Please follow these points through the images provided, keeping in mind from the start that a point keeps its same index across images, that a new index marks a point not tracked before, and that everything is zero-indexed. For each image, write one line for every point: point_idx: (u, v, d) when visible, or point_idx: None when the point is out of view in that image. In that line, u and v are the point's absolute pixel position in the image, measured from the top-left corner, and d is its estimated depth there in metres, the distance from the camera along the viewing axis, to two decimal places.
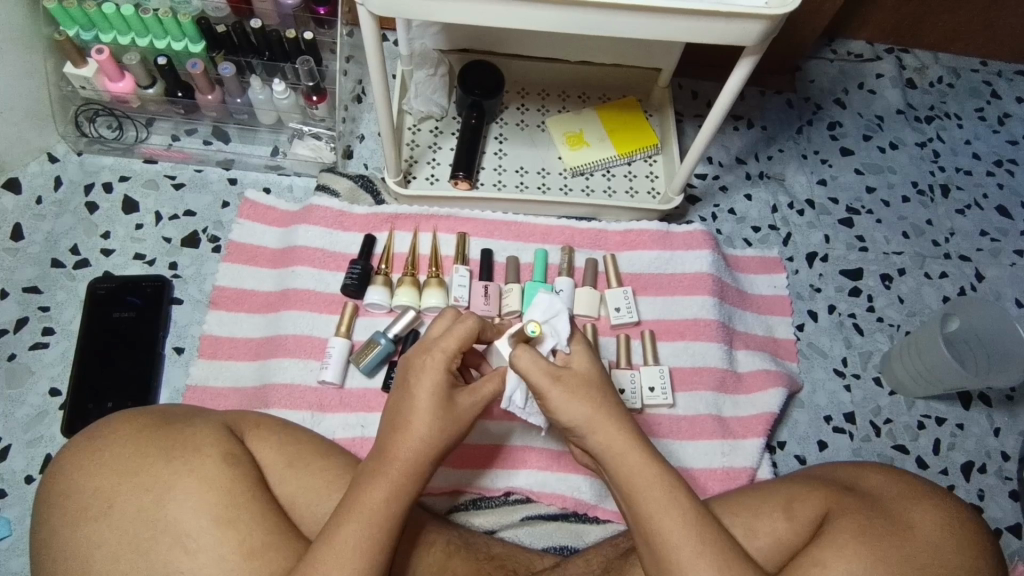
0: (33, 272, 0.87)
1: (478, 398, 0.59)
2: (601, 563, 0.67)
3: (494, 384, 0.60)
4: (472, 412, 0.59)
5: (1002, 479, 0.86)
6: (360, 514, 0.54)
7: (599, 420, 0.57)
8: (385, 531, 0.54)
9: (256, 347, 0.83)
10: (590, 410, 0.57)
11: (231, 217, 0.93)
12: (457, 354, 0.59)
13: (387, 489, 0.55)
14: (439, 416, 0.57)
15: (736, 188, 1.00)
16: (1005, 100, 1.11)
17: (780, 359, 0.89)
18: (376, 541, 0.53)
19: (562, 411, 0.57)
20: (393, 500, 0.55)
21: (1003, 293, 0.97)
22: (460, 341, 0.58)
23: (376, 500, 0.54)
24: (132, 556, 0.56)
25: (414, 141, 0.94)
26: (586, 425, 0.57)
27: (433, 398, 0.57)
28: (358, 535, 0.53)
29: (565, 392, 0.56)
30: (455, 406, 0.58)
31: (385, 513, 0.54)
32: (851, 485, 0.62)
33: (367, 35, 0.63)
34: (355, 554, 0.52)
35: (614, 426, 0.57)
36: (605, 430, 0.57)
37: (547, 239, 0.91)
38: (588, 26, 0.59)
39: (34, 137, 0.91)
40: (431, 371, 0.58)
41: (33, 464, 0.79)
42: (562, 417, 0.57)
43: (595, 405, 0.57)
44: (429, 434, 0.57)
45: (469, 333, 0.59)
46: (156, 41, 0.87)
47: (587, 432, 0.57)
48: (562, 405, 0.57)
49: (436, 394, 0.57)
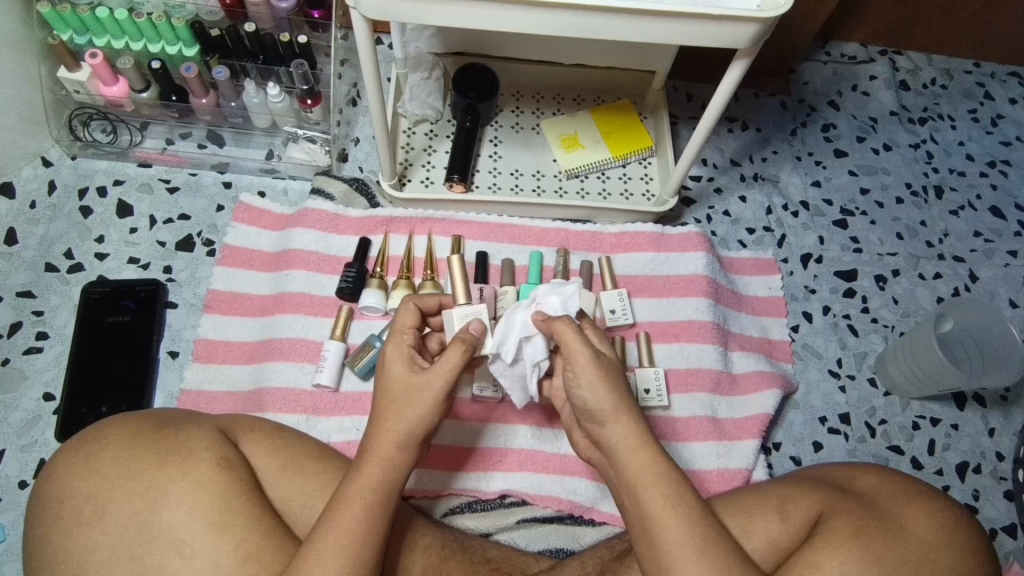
0: (28, 276, 0.87)
1: (440, 375, 0.56)
2: (597, 564, 0.67)
3: (450, 355, 0.56)
4: (435, 388, 0.56)
5: (997, 479, 0.86)
6: (345, 513, 0.54)
7: (621, 411, 0.57)
8: (371, 530, 0.54)
9: (251, 351, 0.83)
10: (615, 397, 0.57)
11: (225, 220, 0.93)
12: (411, 330, 0.61)
13: (375, 490, 0.55)
14: (402, 400, 0.57)
15: (731, 190, 1.01)
16: (999, 101, 1.11)
17: (775, 360, 0.89)
18: (364, 540, 0.54)
19: (591, 392, 0.57)
20: (378, 500, 0.55)
21: (997, 293, 0.97)
22: (412, 318, 0.61)
23: (361, 500, 0.55)
24: (127, 561, 0.56)
25: (409, 144, 0.95)
26: (609, 413, 0.57)
27: (397, 385, 0.57)
28: (348, 534, 0.53)
29: (598, 371, 0.57)
30: (414, 387, 0.57)
31: (369, 512, 0.54)
32: (846, 486, 0.62)
33: (361, 38, 0.63)
34: (343, 552, 0.53)
35: (632, 419, 0.57)
36: (625, 421, 0.57)
37: (543, 242, 0.91)
38: (582, 29, 0.59)
39: (28, 141, 0.91)
40: (394, 351, 0.59)
41: (27, 470, 0.78)
42: (588, 397, 0.57)
43: (620, 395, 0.57)
44: (404, 424, 0.56)
45: (408, 310, 0.62)
46: (150, 45, 0.87)
47: (608, 420, 0.57)
48: (593, 385, 0.57)
49: (401, 380, 0.58)
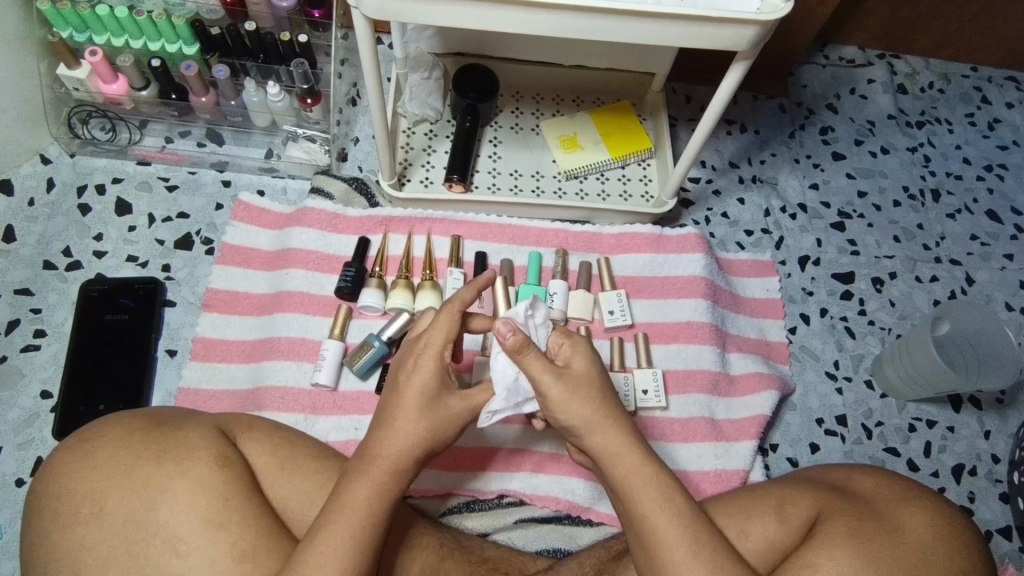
0: (25, 274, 0.87)
1: (465, 405, 0.59)
2: (595, 564, 0.67)
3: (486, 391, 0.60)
4: (461, 418, 0.59)
5: (992, 481, 0.86)
6: (344, 516, 0.54)
7: (600, 418, 0.56)
8: (369, 530, 0.54)
9: (249, 350, 0.83)
10: (589, 408, 0.56)
11: (224, 220, 0.92)
12: (445, 345, 0.58)
13: (377, 490, 0.55)
14: (427, 420, 0.57)
15: (729, 192, 1.01)
16: (995, 105, 1.12)
17: (772, 362, 0.89)
18: (360, 540, 0.53)
19: (563, 411, 0.56)
20: (378, 499, 0.55)
21: (993, 297, 0.98)
22: (449, 331, 0.58)
23: (360, 501, 0.54)
24: (123, 560, 0.56)
25: (409, 144, 0.95)
26: (586, 426, 0.56)
27: (414, 396, 0.57)
28: (343, 536, 0.53)
29: (568, 390, 0.56)
30: (436, 408, 0.57)
31: (371, 516, 0.54)
32: (840, 487, 0.62)
33: (361, 39, 0.63)
34: (337, 554, 0.52)
35: (613, 426, 0.57)
36: (606, 428, 0.56)
37: (541, 243, 0.91)
38: (583, 30, 0.59)
39: (27, 138, 0.91)
40: (422, 365, 0.57)
41: (23, 467, 0.78)
42: (563, 418, 0.56)
43: (593, 407, 0.56)
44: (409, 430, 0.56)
45: (452, 323, 0.58)
46: (150, 43, 0.86)
47: (585, 433, 0.56)
48: (563, 405, 0.56)
49: (419, 390, 0.57)
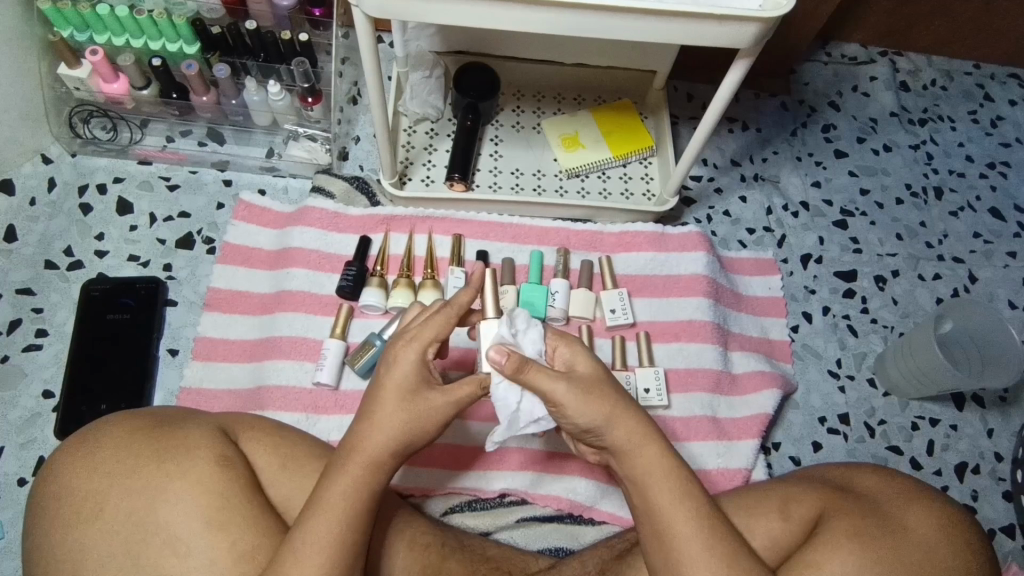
0: (27, 274, 0.87)
1: (448, 399, 0.57)
2: (597, 563, 0.67)
3: (471, 386, 0.58)
4: (442, 414, 0.57)
5: (996, 480, 0.86)
6: (325, 512, 0.54)
7: (620, 415, 0.56)
8: (349, 527, 0.54)
9: (250, 349, 0.83)
10: (607, 407, 0.56)
11: (225, 219, 0.92)
12: (432, 343, 0.57)
13: (353, 484, 0.55)
14: (404, 412, 0.56)
15: (731, 190, 1.01)
16: (998, 102, 1.11)
17: (774, 360, 0.89)
18: (341, 538, 0.53)
19: (579, 414, 0.55)
20: (355, 493, 0.55)
21: (996, 295, 0.98)
22: (438, 330, 0.57)
23: (339, 497, 0.54)
24: (122, 560, 0.56)
25: (410, 143, 0.95)
26: (605, 423, 0.56)
27: (394, 389, 0.56)
28: (325, 533, 0.53)
29: (581, 397, 0.55)
30: (416, 401, 0.57)
31: (351, 512, 0.54)
32: (845, 485, 0.62)
33: (362, 37, 0.62)
34: (315, 551, 0.52)
35: (633, 422, 0.56)
36: (625, 425, 0.56)
37: (542, 241, 0.91)
38: (584, 29, 0.59)
39: (28, 138, 0.91)
40: (402, 359, 0.57)
41: (26, 467, 0.78)
42: (578, 420, 0.56)
43: (613, 404, 0.56)
44: (389, 425, 0.56)
45: (445, 322, 0.58)
46: (150, 42, 0.86)
47: (606, 429, 0.56)
48: (577, 409, 0.55)
49: (399, 384, 0.56)
